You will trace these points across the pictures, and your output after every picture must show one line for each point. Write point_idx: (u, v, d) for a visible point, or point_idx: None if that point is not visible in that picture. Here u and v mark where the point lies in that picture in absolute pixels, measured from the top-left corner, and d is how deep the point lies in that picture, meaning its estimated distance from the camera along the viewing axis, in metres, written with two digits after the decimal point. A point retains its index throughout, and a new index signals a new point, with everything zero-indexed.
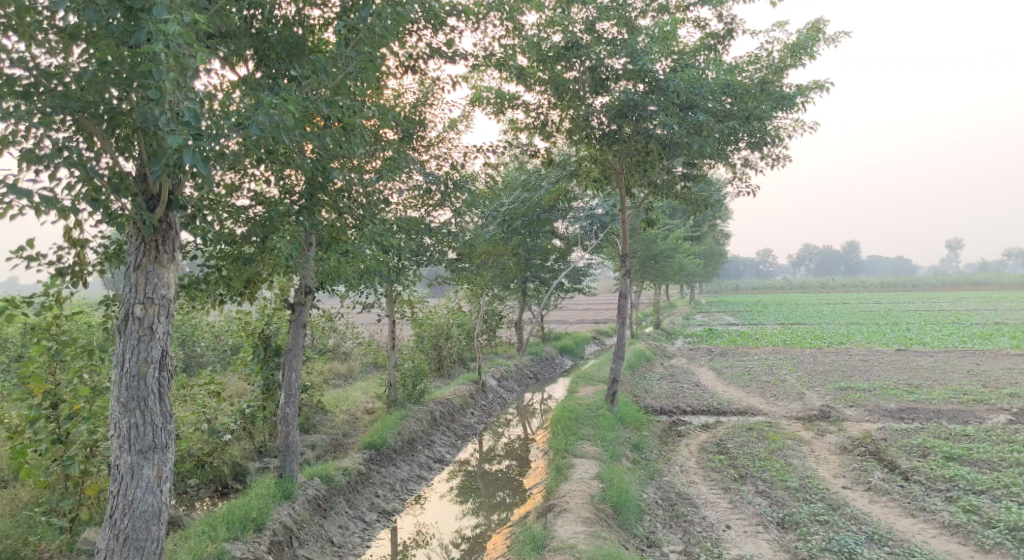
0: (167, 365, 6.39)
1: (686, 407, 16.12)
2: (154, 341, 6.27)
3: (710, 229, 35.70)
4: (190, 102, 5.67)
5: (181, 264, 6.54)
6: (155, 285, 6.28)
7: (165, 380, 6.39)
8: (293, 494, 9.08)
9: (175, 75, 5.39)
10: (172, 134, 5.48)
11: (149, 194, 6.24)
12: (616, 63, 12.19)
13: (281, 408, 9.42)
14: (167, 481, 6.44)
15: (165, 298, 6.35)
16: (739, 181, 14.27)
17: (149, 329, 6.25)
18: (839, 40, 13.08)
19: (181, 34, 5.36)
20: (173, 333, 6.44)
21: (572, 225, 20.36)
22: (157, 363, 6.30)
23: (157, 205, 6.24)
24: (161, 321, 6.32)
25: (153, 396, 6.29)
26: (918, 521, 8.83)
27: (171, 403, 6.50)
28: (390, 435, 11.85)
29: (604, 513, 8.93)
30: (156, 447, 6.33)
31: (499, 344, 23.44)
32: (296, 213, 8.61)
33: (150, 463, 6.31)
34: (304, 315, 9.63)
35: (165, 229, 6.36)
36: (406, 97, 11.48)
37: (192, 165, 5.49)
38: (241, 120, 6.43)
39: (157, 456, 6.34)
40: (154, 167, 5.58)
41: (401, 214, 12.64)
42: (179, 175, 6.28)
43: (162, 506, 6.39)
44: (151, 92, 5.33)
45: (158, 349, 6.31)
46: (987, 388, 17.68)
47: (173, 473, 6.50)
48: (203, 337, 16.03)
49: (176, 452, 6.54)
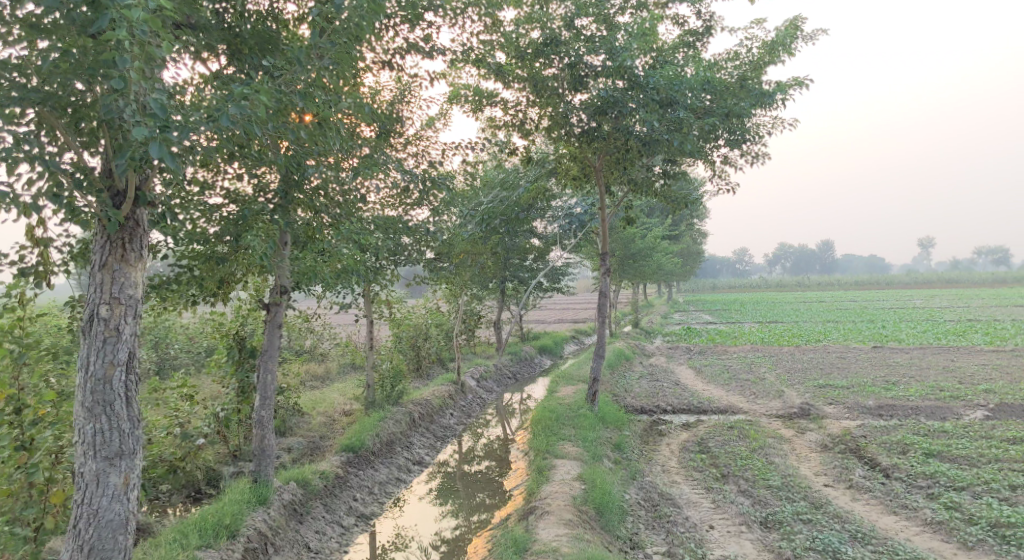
0: (134, 368, 6.18)
1: (666, 406, 16.08)
2: (120, 343, 6.06)
3: (688, 228, 35.79)
4: (157, 94, 5.47)
5: (149, 263, 6.32)
6: (122, 284, 6.07)
7: (131, 384, 6.17)
8: (268, 499, 8.87)
9: (140, 64, 5.21)
10: (138, 127, 5.26)
11: (116, 190, 6.04)
12: (595, 60, 12.08)
13: (256, 411, 9.20)
14: (135, 488, 6.23)
15: (132, 298, 6.13)
16: (719, 179, 14.24)
17: (115, 330, 6.03)
18: (817, 37, 13.09)
19: (146, 21, 5.17)
20: (140, 334, 6.23)
21: (550, 224, 20.26)
22: (124, 366, 6.09)
23: (123, 201, 6.03)
24: (128, 323, 6.10)
25: (120, 400, 6.08)
26: (900, 518, 8.81)
27: (138, 407, 6.29)
28: (368, 437, 11.67)
29: (586, 515, 8.81)
30: (123, 453, 6.11)
31: (478, 344, 23.29)
32: (270, 211, 8.42)
33: (116, 470, 6.10)
34: (279, 315, 9.40)
35: (132, 227, 6.15)
36: (383, 93, 11.29)
37: (159, 158, 5.29)
38: (213, 114, 6.23)
39: (124, 463, 6.13)
40: (119, 160, 5.36)
41: (378, 213, 12.45)
42: (146, 170, 6.07)
43: (129, 515, 6.18)
44: (115, 82, 5.13)
45: (125, 351, 6.10)
46: (963, 384, 17.81)
47: (141, 480, 6.28)
48: (176, 340, 15.75)
49: (144, 458, 6.33)
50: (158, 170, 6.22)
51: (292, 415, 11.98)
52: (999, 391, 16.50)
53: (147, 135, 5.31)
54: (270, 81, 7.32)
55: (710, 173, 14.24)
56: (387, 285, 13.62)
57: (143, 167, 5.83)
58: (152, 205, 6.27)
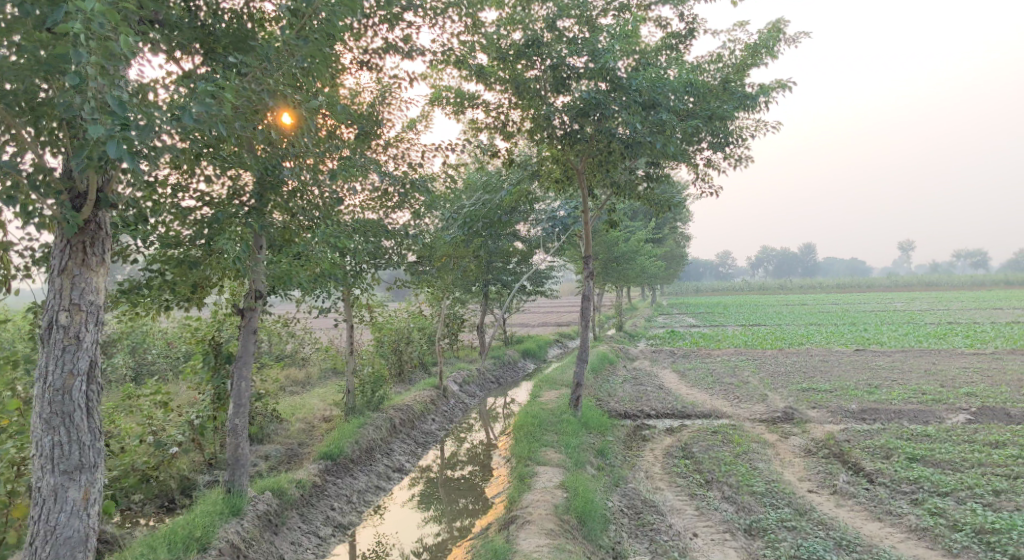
0: (95, 377, 6.01)
1: (650, 410, 15.98)
2: (80, 351, 5.88)
3: (672, 232, 35.79)
4: (116, 91, 5.29)
5: (112, 267, 6.15)
6: (82, 290, 5.90)
7: (92, 395, 6.01)
8: (241, 509, 8.65)
9: (97, 58, 5.03)
10: (95, 124, 5.08)
11: (76, 192, 5.85)
12: (578, 61, 11.94)
13: (230, 419, 8.98)
14: (96, 504, 6.06)
15: (93, 303, 5.95)
16: (702, 182, 14.17)
17: (74, 338, 5.86)
18: (799, 40, 13.05)
19: (103, 12, 5.00)
20: (102, 342, 6.06)
21: (533, 227, 20.13)
22: (84, 375, 5.91)
23: (84, 204, 5.84)
24: (89, 330, 5.92)
25: (80, 411, 5.91)
26: (885, 525, 8.72)
27: (99, 419, 6.12)
28: (347, 445, 11.46)
29: (568, 524, 8.66)
30: (83, 466, 5.94)
31: (461, 348, 23.12)
32: (244, 214, 8.21)
33: (76, 485, 5.92)
34: (254, 320, 9.16)
35: (94, 230, 5.98)
36: (363, 95, 11.12)
37: (117, 157, 5.11)
38: (180, 113, 6.02)
39: (84, 477, 5.95)
40: (75, 160, 5.17)
41: (358, 216, 12.26)
42: (108, 171, 5.91)
43: (89, 531, 6.00)
44: (71, 77, 4.96)
45: (86, 360, 5.92)
46: (945, 387, 17.83)
47: (102, 495, 6.10)
48: (153, 345, 15.48)
49: (105, 472, 6.16)
50: (121, 172, 6.04)
51: (270, 422, 11.75)
52: (981, 394, 16.53)
53: (103, 135, 5.12)
54: (243, 80, 7.11)
55: (693, 176, 14.16)
56: (368, 289, 13.43)
57: (105, 168, 5.65)
58: (115, 207, 6.09)
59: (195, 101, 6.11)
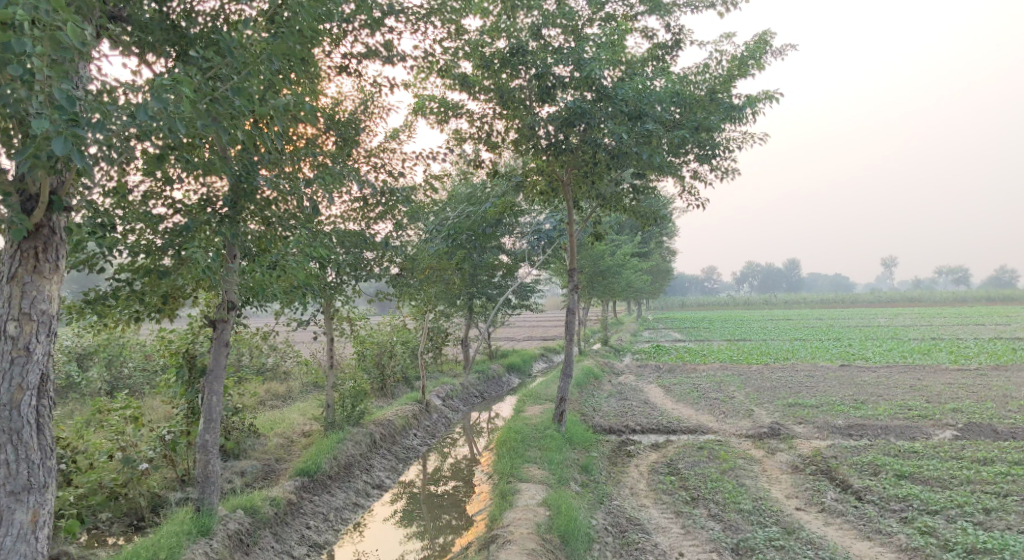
0: (45, 392, 6.01)
1: (635, 425, 15.76)
2: (30, 363, 5.88)
3: (657, 246, 35.75)
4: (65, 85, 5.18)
5: (66, 274, 6.15)
6: (33, 299, 5.90)
7: (43, 410, 6.01)
8: (211, 529, 8.33)
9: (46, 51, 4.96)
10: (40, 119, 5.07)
11: (28, 194, 5.82)
12: (563, 71, 11.80)
13: (200, 435, 8.70)
14: (45, 526, 6.01)
15: (45, 313, 5.96)
16: (688, 194, 14.05)
17: (24, 350, 5.86)
18: (786, 53, 12.98)
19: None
20: (53, 353, 6.05)
21: (519, 240, 19.94)
22: (33, 389, 5.91)
23: (36, 206, 5.82)
24: (39, 341, 5.93)
25: (29, 428, 5.90)
26: (874, 544, 8.52)
27: (51, 435, 6.11)
28: (325, 460, 11.15)
29: (551, 544, 8.38)
30: (32, 487, 5.91)
31: (445, 361, 22.83)
32: (216, 222, 7.97)
33: (24, 506, 5.88)
34: (227, 332, 8.86)
35: (47, 236, 5.97)
36: (345, 103, 10.92)
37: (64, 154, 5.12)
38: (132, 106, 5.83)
39: (33, 498, 5.92)
40: (18, 159, 5.11)
41: (339, 226, 12.03)
42: (60, 174, 5.86)
43: (36, 554, 5.94)
44: (14, 67, 4.99)
45: (36, 373, 5.92)
46: (931, 403, 17.71)
47: (51, 517, 6.06)
48: (130, 357, 15.12)
49: (56, 493, 6.12)
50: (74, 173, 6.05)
51: (247, 436, 11.42)
52: (967, 410, 16.43)
53: (52, 131, 5.13)
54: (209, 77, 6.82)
55: (679, 188, 14.05)
56: (349, 301, 13.17)
57: (57, 169, 5.54)
58: (69, 209, 6.11)
59: (151, 96, 5.84)
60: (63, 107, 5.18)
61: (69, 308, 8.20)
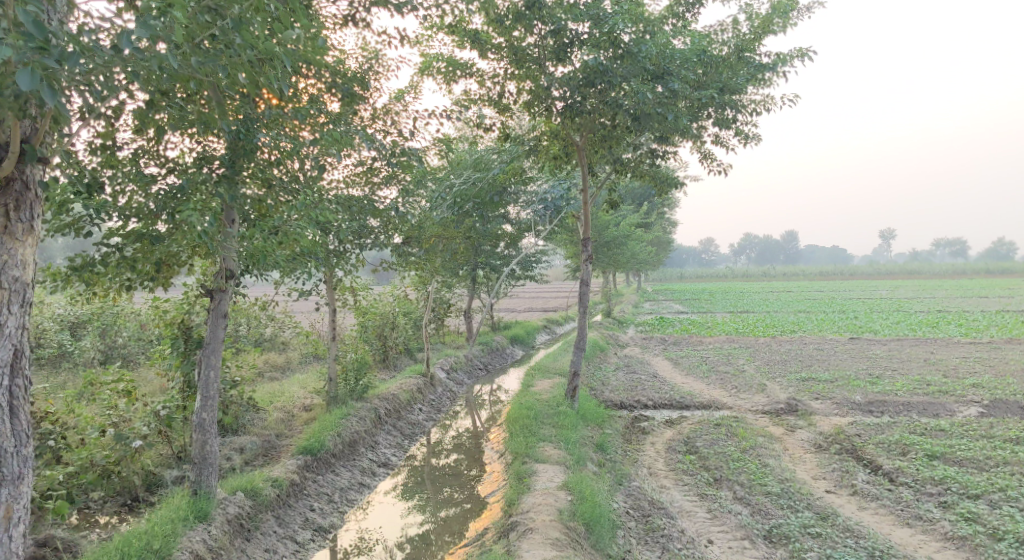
0: (20, 369, 5.47)
1: (647, 400, 15.23)
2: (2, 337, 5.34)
3: (659, 217, 35.18)
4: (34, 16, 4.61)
5: (41, 236, 5.59)
6: (4, 265, 5.32)
7: (16, 391, 5.46)
8: (208, 514, 7.80)
9: None
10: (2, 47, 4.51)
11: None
12: (580, 27, 11.07)
13: (197, 412, 8.09)
14: (19, 522, 5.49)
15: (18, 281, 5.39)
16: (708, 160, 13.39)
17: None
18: (814, 8, 12.23)
19: None
20: (27, 327, 5.50)
21: (524, 209, 19.32)
22: (6, 366, 5.37)
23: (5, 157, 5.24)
24: (12, 313, 5.38)
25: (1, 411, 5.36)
26: (916, 532, 8.09)
27: (25, 419, 5.57)
28: (328, 438, 10.61)
29: (574, 532, 7.89)
30: (3, 479, 5.38)
31: (447, 333, 22.21)
32: (213, 183, 7.38)
33: None
34: (224, 302, 8.18)
35: (19, 191, 5.40)
36: (348, 61, 10.24)
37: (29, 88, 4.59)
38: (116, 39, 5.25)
39: (5, 491, 5.39)
40: None
41: (342, 192, 11.41)
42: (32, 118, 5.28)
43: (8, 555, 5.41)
44: None
45: (8, 349, 5.37)
46: (949, 378, 17.20)
47: (27, 511, 5.54)
48: (124, 328, 14.55)
49: (32, 485, 5.59)
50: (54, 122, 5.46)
51: (246, 411, 10.87)
52: (988, 386, 15.92)
53: (15, 60, 4.59)
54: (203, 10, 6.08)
55: (698, 153, 13.38)
56: (353, 271, 12.49)
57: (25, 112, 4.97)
58: (46, 162, 5.50)
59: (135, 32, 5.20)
60: (29, 33, 4.62)
61: (53, 274, 7.45)
